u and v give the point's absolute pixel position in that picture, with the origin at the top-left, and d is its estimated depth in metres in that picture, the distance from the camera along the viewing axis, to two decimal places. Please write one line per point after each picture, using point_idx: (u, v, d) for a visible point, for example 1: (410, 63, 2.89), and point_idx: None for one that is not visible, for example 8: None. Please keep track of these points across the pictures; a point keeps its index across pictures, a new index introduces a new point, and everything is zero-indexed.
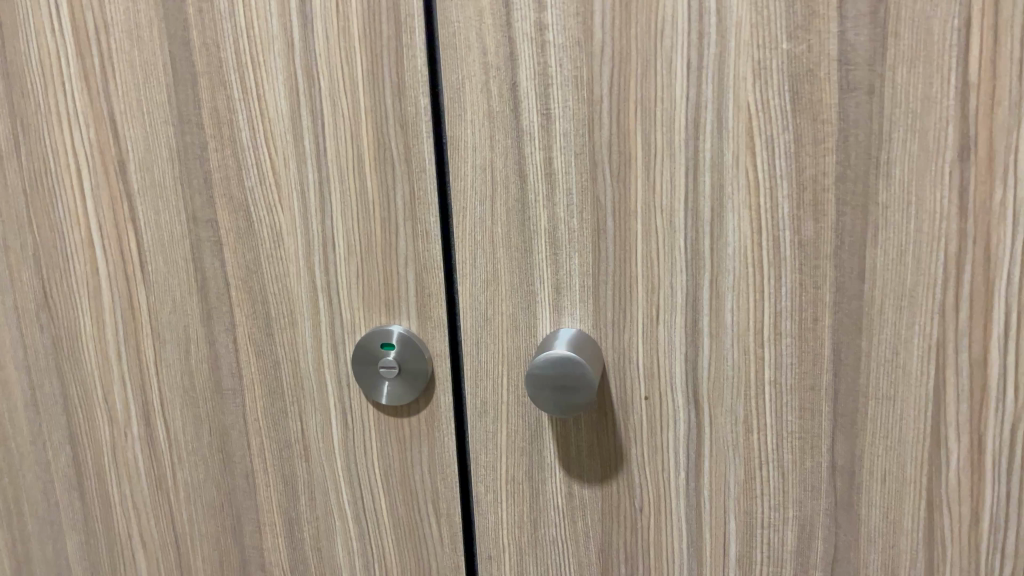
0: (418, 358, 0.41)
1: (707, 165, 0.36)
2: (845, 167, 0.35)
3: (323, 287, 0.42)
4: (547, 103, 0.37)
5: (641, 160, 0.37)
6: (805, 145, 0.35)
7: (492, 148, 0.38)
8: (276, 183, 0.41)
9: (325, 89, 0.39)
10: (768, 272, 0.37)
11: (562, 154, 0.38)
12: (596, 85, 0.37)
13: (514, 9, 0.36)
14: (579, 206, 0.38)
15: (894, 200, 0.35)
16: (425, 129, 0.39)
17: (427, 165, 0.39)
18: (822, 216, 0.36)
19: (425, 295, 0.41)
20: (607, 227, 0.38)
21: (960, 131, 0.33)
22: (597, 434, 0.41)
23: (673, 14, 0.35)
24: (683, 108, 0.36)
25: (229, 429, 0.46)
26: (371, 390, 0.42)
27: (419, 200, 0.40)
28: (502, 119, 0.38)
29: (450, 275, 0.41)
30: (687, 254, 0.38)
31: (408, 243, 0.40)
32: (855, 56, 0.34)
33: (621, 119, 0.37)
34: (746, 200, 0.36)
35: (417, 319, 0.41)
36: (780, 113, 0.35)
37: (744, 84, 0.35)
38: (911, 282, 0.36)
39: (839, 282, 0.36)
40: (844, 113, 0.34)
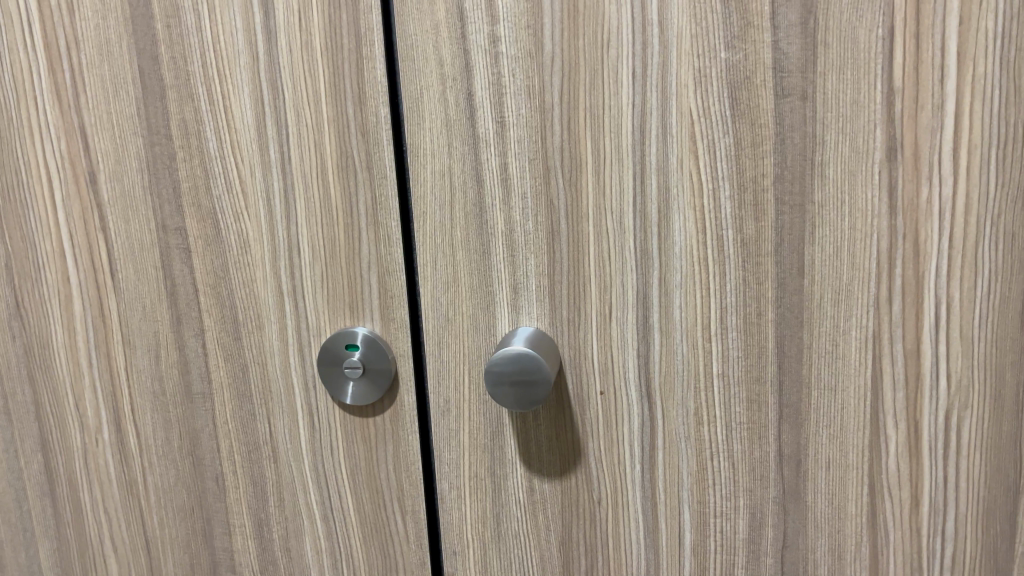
0: (381, 358, 0.42)
1: (653, 168, 0.38)
2: (783, 168, 0.37)
3: (289, 291, 0.43)
4: (502, 111, 0.39)
5: (591, 165, 0.39)
6: (744, 148, 0.37)
7: (449, 155, 0.40)
8: (243, 192, 0.42)
9: (289, 100, 0.40)
10: (714, 269, 0.39)
11: (517, 161, 0.40)
12: (547, 94, 0.39)
13: (468, 23, 0.38)
14: (534, 209, 0.40)
15: (829, 198, 0.37)
16: (386, 137, 0.40)
17: (388, 171, 0.41)
18: (762, 215, 0.38)
19: (388, 297, 0.42)
20: (561, 229, 0.40)
21: (887, 133, 0.36)
22: (555, 428, 0.43)
23: (618, 26, 0.37)
24: (630, 114, 0.38)
25: (199, 433, 0.47)
26: (336, 391, 0.43)
27: (380, 205, 0.41)
28: (459, 126, 0.40)
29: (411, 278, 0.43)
30: (637, 253, 0.40)
31: (371, 247, 0.42)
32: (788, 64, 0.36)
33: (572, 126, 0.39)
34: (690, 201, 0.39)
35: (380, 321, 0.43)
36: (720, 119, 0.37)
37: (687, 91, 0.37)
38: (847, 276, 0.38)
39: (780, 278, 0.38)
40: (780, 118, 0.37)
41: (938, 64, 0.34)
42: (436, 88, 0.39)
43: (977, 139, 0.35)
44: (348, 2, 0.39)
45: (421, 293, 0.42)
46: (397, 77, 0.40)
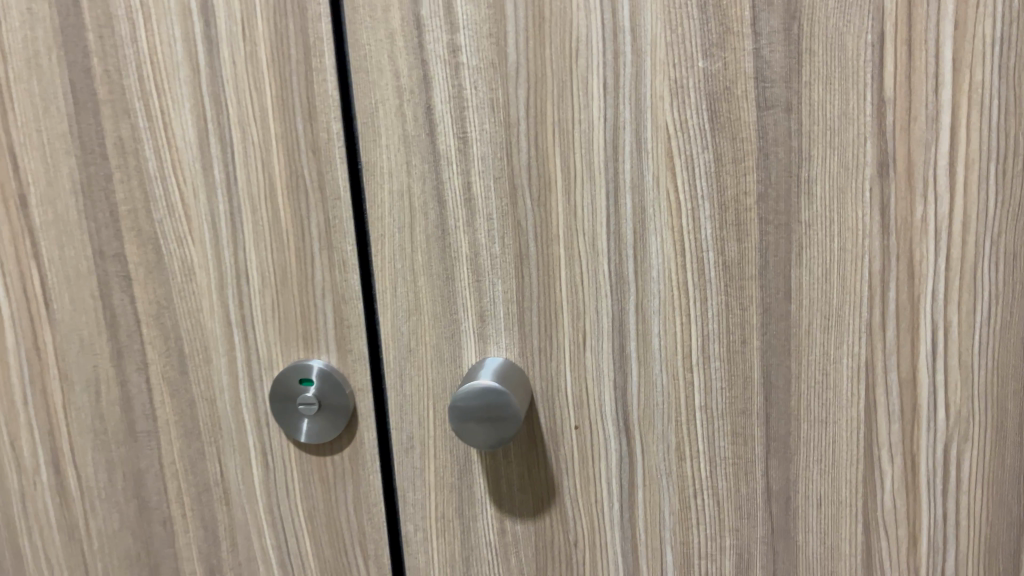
0: (338, 392, 0.39)
1: (628, 187, 0.36)
2: (767, 186, 0.35)
3: (238, 322, 0.40)
4: (464, 127, 0.36)
5: (561, 183, 0.36)
6: (725, 164, 0.35)
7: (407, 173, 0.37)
8: (186, 215, 0.39)
9: (234, 116, 0.37)
10: (694, 294, 0.36)
11: (481, 179, 0.37)
12: (512, 108, 0.36)
13: (426, 31, 0.35)
14: (500, 231, 0.37)
15: (817, 217, 0.35)
16: (339, 155, 0.37)
17: (342, 191, 0.37)
18: (745, 235, 0.35)
19: (344, 326, 0.39)
20: (530, 252, 0.37)
21: (877, 147, 0.33)
22: (528, 465, 0.40)
23: (587, 34, 0.34)
24: (601, 129, 0.35)
25: (144, 473, 0.44)
26: (290, 428, 0.40)
27: (334, 227, 0.38)
28: (418, 142, 0.37)
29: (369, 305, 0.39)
30: (612, 278, 0.37)
31: (325, 273, 0.38)
32: (771, 73, 0.34)
33: (539, 142, 0.36)
34: (668, 221, 0.36)
35: (336, 352, 0.39)
36: (698, 133, 0.35)
37: (662, 103, 0.35)
38: (838, 300, 0.35)
39: (765, 303, 0.36)
40: (763, 131, 0.34)
41: (932, 72, 0.32)
42: (394, 101, 0.36)
43: (975, 152, 0.32)
44: (294, 10, 0.36)
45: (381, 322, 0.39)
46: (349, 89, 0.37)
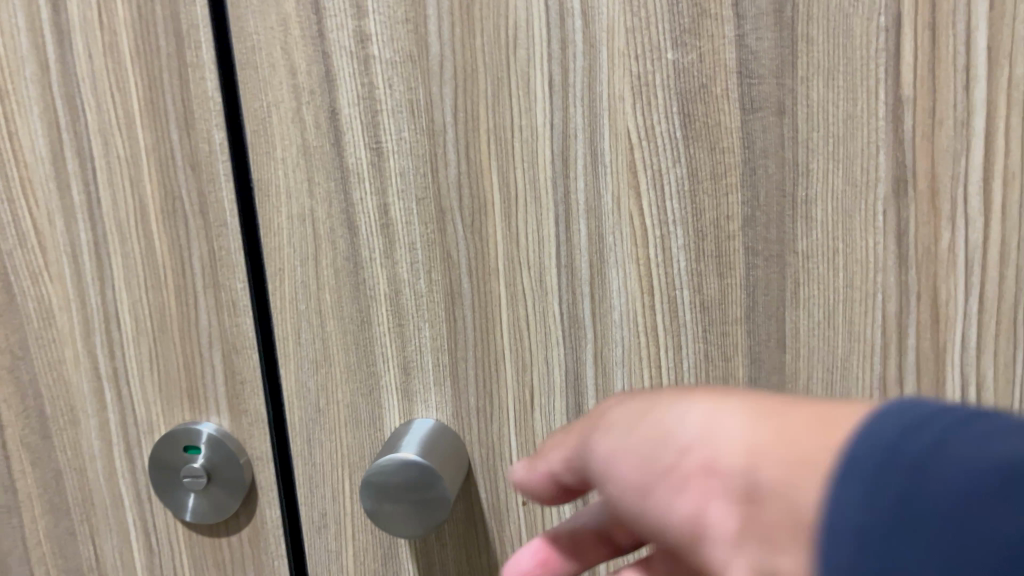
0: (231, 463, 0.32)
1: (582, 210, 0.29)
2: (754, 208, 0.28)
3: (108, 377, 0.33)
4: (378, 135, 0.29)
5: (499, 206, 0.29)
6: (702, 181, 0.28)
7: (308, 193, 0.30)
8: (40, 246, 0.32)
9: (93, 124, 0.30)
10: (666, 342, 0.29)
11: (400, 201, 0.29)
12: (436, 112, 0.28)
13: (326, 16, 0.28)
14: (426, 263, 0.30)
15: (816, 246, 0.28)
16: (223, 171, 0.30)
17: (228, 217, 0.30)
18: (728, 270, 0.28)
19: (236, 382, 0.32)
20: (462, 290, 0.30)
21: (893, 158, 0.27)
22: (466, 550, 0.32)
23: (527, 18, 0.27)
24: (547, 139, 0.28)
25: (6, 555, 0.36)
26: (175, 506, 0.33)
27: (222, 261, 0.31)
28: (322, 155, 0.29)
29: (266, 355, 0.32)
30: (565, 322, 0.30)
31: (212, 317, 0.31)
32: (759, 67, 0.27)
33: (471, 154, 0.29)
34: (632, 252, 0.29)
35: (228, 412, 0.32)
36: (668, 142, 0.28)
37: (622, 105, 0.28)
38: (844, 350, 0.28)
39: (754, 352, 0.29)
40: (750, 139, 0.27)
41: (961, 65, 0.25)
42: (289, 103, 0.29)
43: (1014, 165, 0.26)
44: None
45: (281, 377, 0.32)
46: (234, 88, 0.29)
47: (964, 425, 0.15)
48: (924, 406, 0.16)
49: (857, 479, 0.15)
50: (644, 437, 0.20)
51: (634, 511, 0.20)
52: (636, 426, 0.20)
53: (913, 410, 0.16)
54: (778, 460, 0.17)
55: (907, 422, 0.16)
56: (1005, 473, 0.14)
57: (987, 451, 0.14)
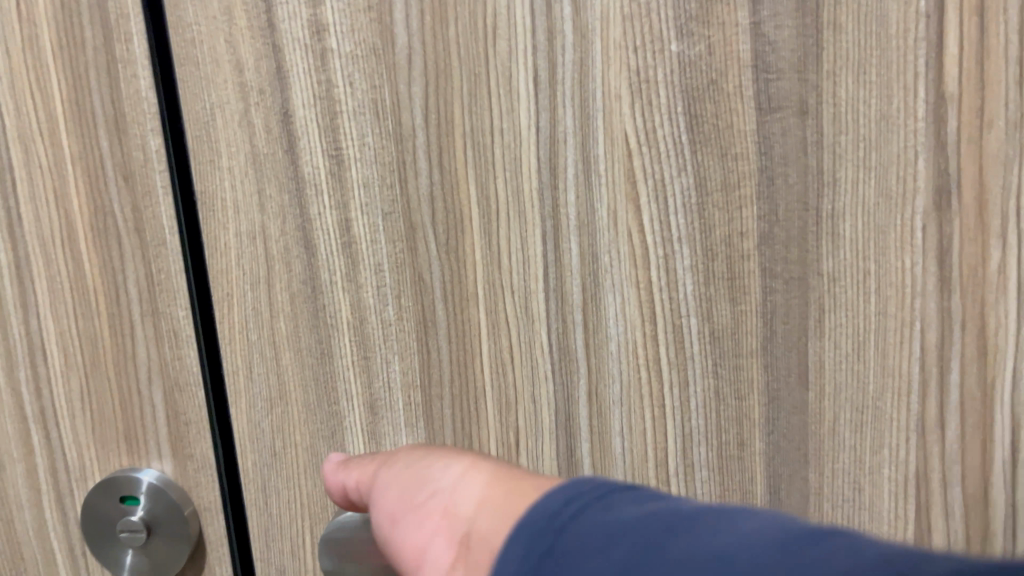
0: (174, 516, 0.28)
1: (572, 226, 0.25)
2: (772, 223, 0.24)
3: (35, 416, 0.29)
4: (337, 141, 0.25)
5: (478, 221, 0.25)
6: (711, 192, 0.24)
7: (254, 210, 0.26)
8: None
9: (12, 131, 0.27)
10: (670, 378, 0.26)
11: (364, 216, 0.26)
12: (405, 113, 0.25)
13: (277, 4, 0.24)
14: (394, 287, 0.26)
15: (844, 267, 0.24)
16: (160, 182, 0.26)
17: (167, 236, 0.27)
18: (742, 294, 0.25)
19: (179, 423, 0.28)
20: (436, 318, 0.26)
21: (934, 166, 0.23)
22: None
23: (508, 5, 0.24)
24: (532, 145, 0.24)
25: None
26: (112, 563, 0.29)
27: (161, 285, 0.27)
28: (274, 164, 0.26)
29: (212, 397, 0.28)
30: (554, 354, 0.26)
31: (151, 350, 0.28)
32: (778, 60, 0.23)
33: (445, 162, 0.25)
34: (631, 274, 0.25)
35: (171, 457, 0.29)
36: (672, 148, 0.24)
37: (619, 104, 0.24)
38: (875, 387, 0.25)
39: (772, 389, 0.25)
40: (767, 144, 0.24)
41: (1014, 57, 0.22)
42: (235, 104, 0.25)
43: None
44: None
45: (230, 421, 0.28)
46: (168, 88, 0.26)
47: (650, 508, 0.16)
48: (602, 490, 0.17)
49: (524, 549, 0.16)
50: (409, 478, 0.23)
51: (396, 545, 0.22)
52: (404, 469, 0.23)
53: (575, 494, 0.17)
54: (496, 514, 0.19)
55: (603, 503, 0.17)
56: (663, 537, 0.15)
57: (660, 531, 0.15)
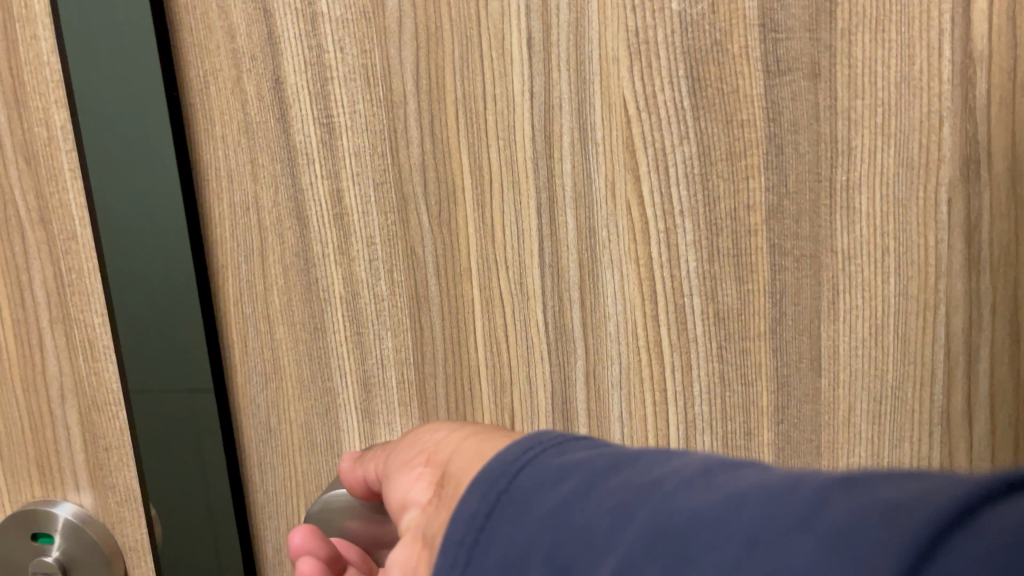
0: (91, 552, 0.27)
1: (569, 199, 0.24)
2: (782, 195, 0.22)
3: None
4: (328, 108, 0.24)
5: (471, 193, 0.24)
6: (716, 162, 0.22)
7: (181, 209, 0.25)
8: None
9: None
10: (673, 361, 0.24)
11: (356, 187, 0.25)
12: (396, 79, 0.24)
13: None
14: (386, 261, 0.25)
15: (860, 244, 0.22)
16: (66, 163, 0.25)
17: (76, 225, 0.25)
18: (750, 273, 0.23)
19: (97, 448, 0.27)
20: (429, 294, 0.25)
21: (961, 133, 0.21)
22: None
23: None
24: (526, 112, 0.23)
25: None
26: None
27: (73, 286, 0.26)
28: (266, 132, 0.25)
29: (134, 409, 0.27)
30: (550, 334, 0.25)
31: (63, 364, 0.26)
32: (788, 18, 0.21)
33: (437, 131, 0.24)
34: (630, 250, 0.24)
35: (90, 488, 0.28)
36: (674, 114, 0.22)
37: (617, 68, 0.22)
38: (896, 375, 0.23)
39: (782, 375, 0.23)
40: (777, 109, 0.22)
41: None
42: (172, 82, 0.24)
43: None
44: None
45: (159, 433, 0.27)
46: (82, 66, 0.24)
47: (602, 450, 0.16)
48: (559, 435, 0.17)
49: (483, 489, 0.16)
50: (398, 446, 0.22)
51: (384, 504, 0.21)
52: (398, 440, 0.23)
53: (535, 439, 0.17)
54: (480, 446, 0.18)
55: (557, 446, 0.17)
56: (613, 473, 0.15)
57: (605, 462, 0.16)
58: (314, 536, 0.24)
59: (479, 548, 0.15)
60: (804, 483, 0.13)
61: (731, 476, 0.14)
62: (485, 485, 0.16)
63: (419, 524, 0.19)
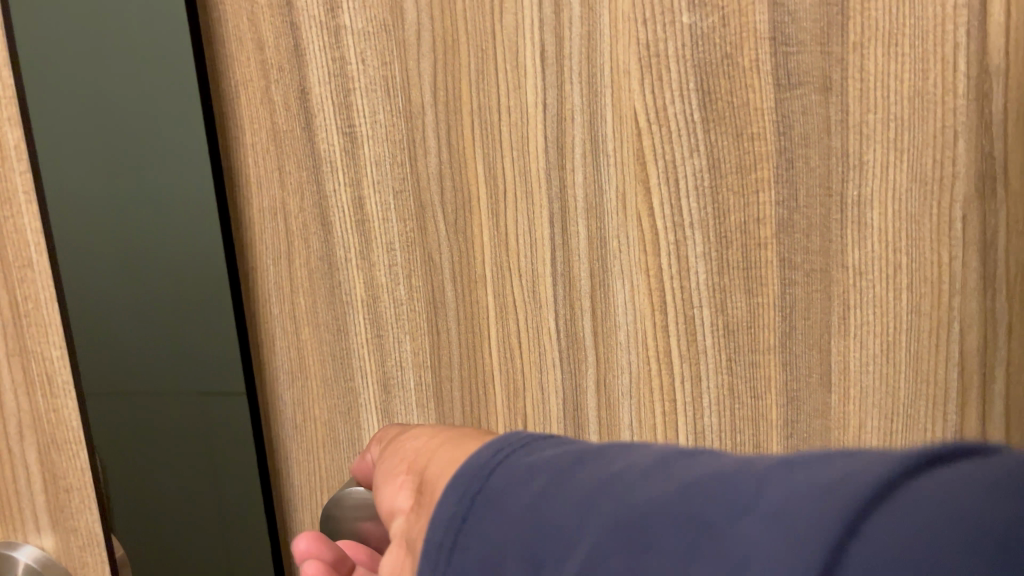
0: None
1: (580, 208, 0.24)
2: (791, 210, 0.22)
3: None
4: (351, 118, 0.25)
5: (486, 202, 0.25)
6: (725, 175, 0.22)
7: (167, 232, 0.26)
8: None
9: None
10: (682, 372, 0.24)
11: (376, 194, 0.26)
12: (415, 91, 0.24)
13: None
14: (405, 267, 0.26)
15: (872, 260, 0.22)
16: (25, 201, 0.25)
17: (34, 256, 0.25)
18: (759, 286, 0.23)
19: (58, 490, 0.27)
20: (445, 300, 0.26)
21: (976, 149, 0.21)
22: None
23: None
24: (540, 123, 0.24)
25: None
26: None
27: (32, 322, 0.26)
28: (293, 141, 0.26)
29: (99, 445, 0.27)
30: (562, 341, 0.25)
31: (23, 400, 0.26)
32: (798, 31, 0.21)
33: (454, 141, 0.24)
34: (640, 260, 0.24)
35: (50, 531, 0.27)
36: (683, 127, 0.22)
37: (628, 80, 0.23)
38: (908, 394, 0.22)
39: (792, 389, 0.23)
40: (787, 123, 0.22)
41: None
42: (133, 107, 0.25)
43: None
44: None
45: (140, 454, 0.27)
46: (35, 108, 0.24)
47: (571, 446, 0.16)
48: (531, 434, 0.17)
49: (460, 491, 0.16)
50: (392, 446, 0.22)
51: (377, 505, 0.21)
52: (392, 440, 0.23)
53: (509, 439, 0.17)
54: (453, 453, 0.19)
55: (527, 446, 0.17)
56: (578, 466, 0.15)
57: (573, 457, 0.16)
58: (320, 542, 0.23)
59: (459, 548, 0.16)
60: (753, 470, 0.13)
61: (688, 464, 0.14)
62: (462, 487, 0.17)
63: (406, 527, 0.19)
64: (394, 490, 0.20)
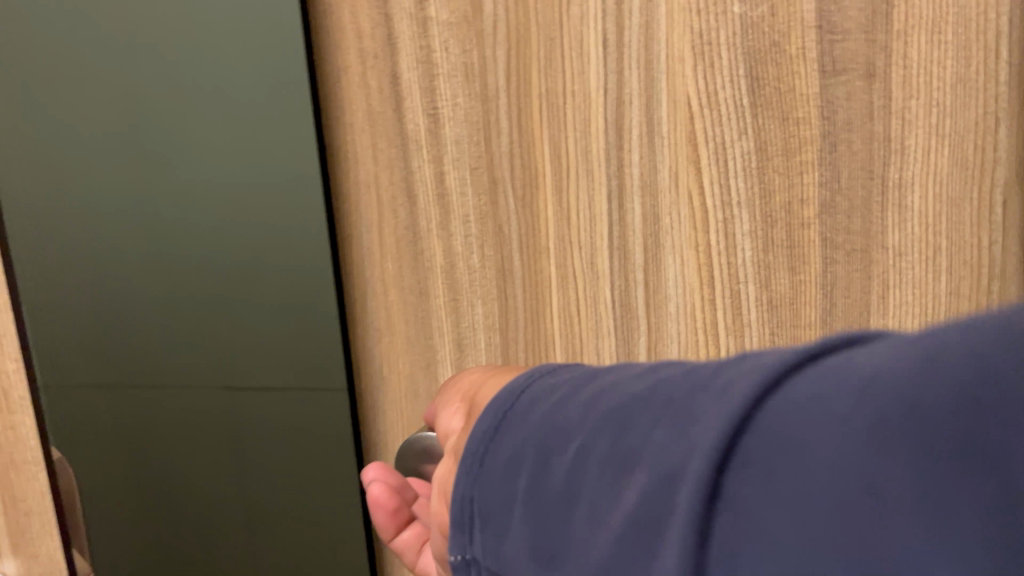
0: None
1: (636, 186, 0.26)
2: (834, 191, 0.23)
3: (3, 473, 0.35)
4: (435, 100, 0.28)
5: (551, 178, 0.27)
6: (772, 156, 0.24)
7: (211, 235, 0.28)
8: None
9: None
10: (727, 343, 0.26)
11: (456, 170, 0.28)
12: (490, 76, 0.27)
13: None
14: (479, 237, 0.28)
15: (911, 241, 0.23)
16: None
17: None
18: (802, 263, 0.24)
19: (20, 514, 0.34)
20: (513, 268, 0.28)
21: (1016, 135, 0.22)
22: None
23: None
24: (600, 106, 0.26)
25: None
26: None
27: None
28: (384, 121, 0.29)
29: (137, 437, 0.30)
30: (616, 310, 0.27)
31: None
32: (845, 20, 0.22)
33: (524, 122, 0.27)
34: (690, 237, 0.25)
35: (10, 555, 0.35)
36: (732, 111, 0.24)
37: (681, 67, 0.24)
38: None
39: None
40: (832, 108, 0.23)
41: None
42: (163, 103, 0.26)
43: None
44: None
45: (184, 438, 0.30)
46: (74, 98, 0.27)
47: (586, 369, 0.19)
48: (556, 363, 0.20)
49: (494, 409, 0.20)
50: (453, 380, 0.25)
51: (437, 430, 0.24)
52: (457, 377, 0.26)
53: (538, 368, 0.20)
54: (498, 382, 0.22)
55: (552, 370, 0.20)
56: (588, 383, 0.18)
57: (586, 376, 0.19)
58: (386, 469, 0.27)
59: (490, 454, 0.19)
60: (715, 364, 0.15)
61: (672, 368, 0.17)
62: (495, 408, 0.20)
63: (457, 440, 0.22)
64: (448, 414, 0.23)
